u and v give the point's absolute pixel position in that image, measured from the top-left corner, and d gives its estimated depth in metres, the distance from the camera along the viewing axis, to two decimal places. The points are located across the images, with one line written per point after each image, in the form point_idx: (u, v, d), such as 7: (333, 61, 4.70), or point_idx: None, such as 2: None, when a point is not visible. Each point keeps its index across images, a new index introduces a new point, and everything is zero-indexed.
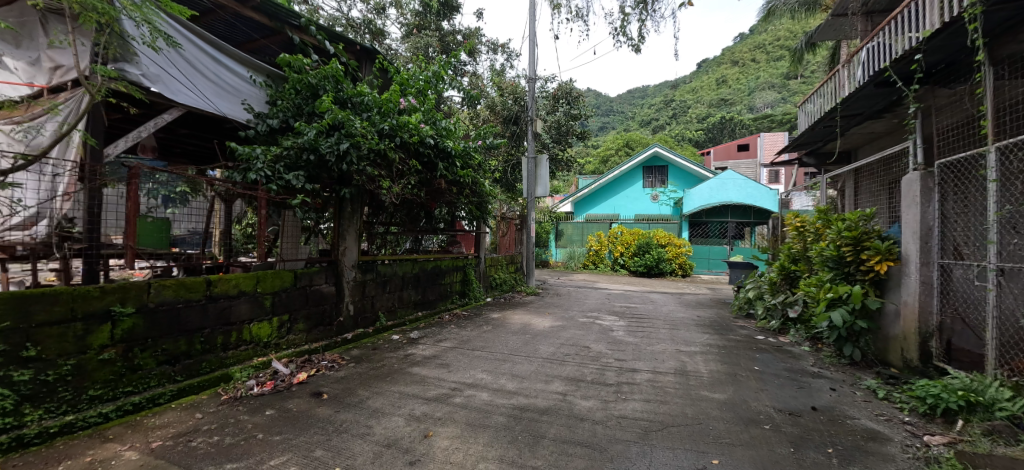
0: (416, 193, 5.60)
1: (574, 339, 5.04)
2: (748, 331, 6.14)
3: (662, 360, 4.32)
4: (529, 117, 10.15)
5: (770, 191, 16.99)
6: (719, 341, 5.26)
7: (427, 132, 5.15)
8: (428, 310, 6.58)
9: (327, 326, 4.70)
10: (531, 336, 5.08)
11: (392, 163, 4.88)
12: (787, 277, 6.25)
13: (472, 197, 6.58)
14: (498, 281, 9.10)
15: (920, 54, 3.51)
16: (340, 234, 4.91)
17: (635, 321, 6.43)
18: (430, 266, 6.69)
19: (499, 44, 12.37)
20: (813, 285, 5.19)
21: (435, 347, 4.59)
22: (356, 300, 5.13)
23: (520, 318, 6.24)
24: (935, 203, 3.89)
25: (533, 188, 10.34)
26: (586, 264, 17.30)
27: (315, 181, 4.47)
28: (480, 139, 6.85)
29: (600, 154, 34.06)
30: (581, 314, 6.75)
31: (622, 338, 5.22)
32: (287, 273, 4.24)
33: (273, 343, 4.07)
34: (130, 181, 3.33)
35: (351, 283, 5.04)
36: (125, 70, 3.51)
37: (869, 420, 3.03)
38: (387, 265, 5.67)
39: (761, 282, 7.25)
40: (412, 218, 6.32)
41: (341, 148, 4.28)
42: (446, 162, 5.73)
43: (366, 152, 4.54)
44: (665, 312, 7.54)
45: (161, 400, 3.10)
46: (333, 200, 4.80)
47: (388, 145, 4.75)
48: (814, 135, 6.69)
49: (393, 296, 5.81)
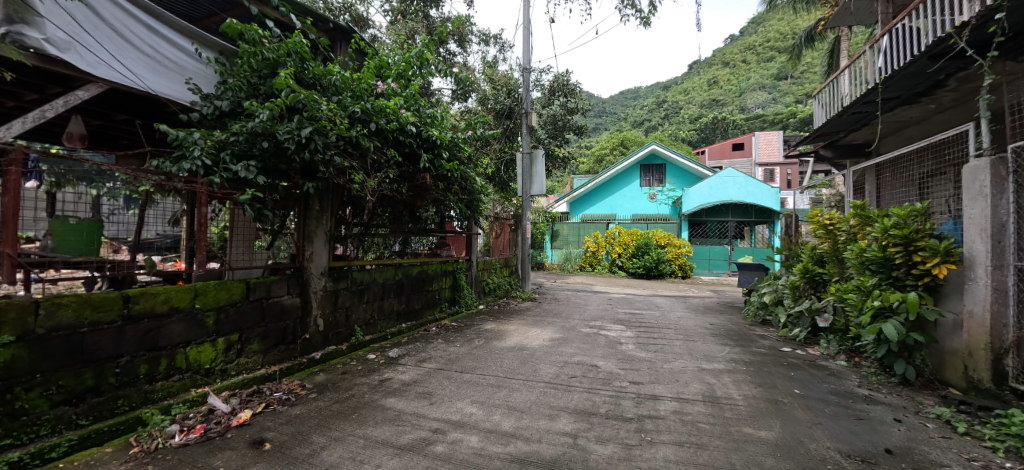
0: (396, 190, 4.91)
1: (580, 355, 4.37)
2: (770, 341, 5.51)
3: (685, 382, 3.67)
4: (523, 110, 9.52)
5: (771, 188, 16.38)
6: (744, 355, 4.62)
7: (408, 118, 4.46)
8: (414, 320, 5.89)
9: (290, 345, 3.99)
10: (529, 353, 4.41)
11: (366, 153, 4.19)
12: (811, 280, 5.66)
13: (461, 193, 5.89)
14: (491, 286, 8.42)
15: (1004, 12, 2.90)
16: (306, 236, 4.20)
17: (644, 330, 5.78)
18: (416, 271, 6.01)
19: (491, 35, 11.70)
20: (850, 290, 4.56)
21: (417, 368, 3.90)
22: (327, 313, 4.42)
23: (516, 329, 5.55)
24: (1011, 194, 3.28)
25: (528, 185, 9.69)
26: (583, 266, 16.65)
27: (273, 172, 3.74)
28: (470, 129, 6.18)
29: (595, 154, 33.56)
30: (583, 323, 6.09)
31: (633, 352, 4.57)
32: (236, 284, 3.52)
33: (218, 370, 3.36)
34: (10, 164, 2.44)
35: (321, 293, 4.33)
36: (23, 37, 2.83)
37: (962, 467, 2.38)
38: (365, 272, 4.96)
39: (780, 285, 6.63)
40: (395, 218, 5.64)
41: (303, 134, 3.58)
42: (431, 153, 5.04)
43: (332, 140, 3.84)
44: (674, 319, 6.91)
45: (52, 454, 2.40)
46: (297, 196, 4.08)
47: (361, 132, 4.07)
48: (837, 124, 6.09)
49: (372, 306, 5.11)
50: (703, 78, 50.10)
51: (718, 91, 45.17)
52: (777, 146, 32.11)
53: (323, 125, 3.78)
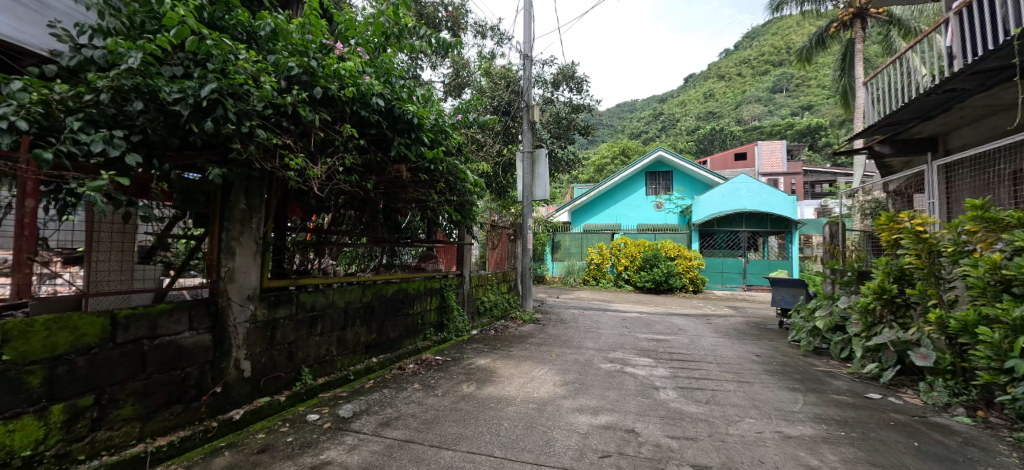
0: (358, 185, 3.69)
1: (608, 414, 3.12)
2: (846, 381, 4.28)
3: (776, 466, 2.42)
4: (525, 104, 8.43)
5: (789, 197, 15.47)
6: (830, 410, 3.38)
7: (371, 86, 3.26)
8: (388, 353, 4.64)
9: (192, 404, 2.75)
10: (537, 410, 3.16)
11: (311, 129, 3.01)
12: (891, 303, 4.46)
13: (447, 193, 4.68)
14: (487, 306, 7.18)
15: None
16: (224, 247, 2.97)
17: (681, 367, 4.54)
18: (393, 291, 4.78)
19: (488, 27, 10.60)
20: (974, 322, 3.37)
21: (374, 441, 2.64)
22: (255, 353, 3.18)
23: (516, 369, 4.30)
24: None
25: (530, 189, 8.53)
26: (587, 280, 15.37)
27: (161, 153, 2.53)
28: (461, 114, 5.00)
29: (595, 163, 32.53)
30: (602, 357, 4.84)
31: (679, 406, 3.33)
32: (90, 320, 2.30)
33: (50, 456, 2.14)
34: None
35: (247, 326, 3.10)
36: None
37: None
38: (317, 293, 3.72)
39: (838, 307, 5.43)
40: (364, 224, 4.42)
41: (203, 92, 2.39)
42: (406, 138, 3.81)
43: (255, 109, 2.66)
44: (709, 348, 5.67)
45: None
46: (211, 189, 2.87)
47: (302, 100, 2.90)
48: (911, 111, 5.00)
49: (327, 339, 3.85)
50: (703, 88, 49.57)
51: (716, 103, 44.55)
52: (781, 156, 31.21)
53: (238, 84, 2.60)
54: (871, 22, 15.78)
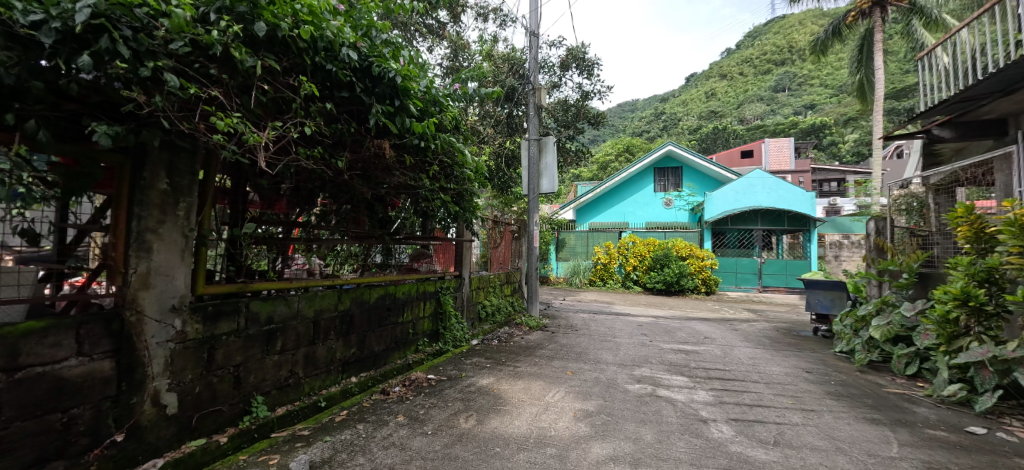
0: (325, 162, 2.93)
1: (652, 466, 2.33)
2: (929, 407, 3.50)
3: None
4: (531, 87, 7.67)
5: (807, 193, 14.53)
6: (938, 455, 2.59)
7: (337, 28, 2.48)
8: (371, 370, 3.87)
9: (80, 459, 1.99)
10: (558, 460, 2.37)
11: (252, 81, 2.26)
12: (981, 312, 3.67)
13: (440, 179, 3.90)
14: (489, 311, 6.40)
15: None
16: (135, 241, 2.18)
17: (725, 388, 3.75)
18: (379, 295, 4.00)
19: (490, 9, 9.80)
20: None
21: None
22: (184, 383, 2.39)
23: (525, 392, 3.52)
24: None
25: (536, 181, 7.76)
26: (593, 280, 14.56)
27: (23, 103, 1.74)
28: (458, 84, 4.18)
29: (598, 162, 31.76)
30: (627, 375, 4.04)
31: (742, 450, 2.54)
32: None
33: None
34: None
35: (170, 347, 2.31)
36: None
37: None
38: (276, 301, 2.94)
39: (901, 315, 4.63)
40: (340, 214, 3.63)
41: (77, 14, 1.63)
42: (387, 105, 3.01)
43: (164, 47, 1.90)
44: (747, 361, 4.88)
45: None
46: (111, 160, 2.09)
47: (236, 38, 2.14)
48: (999, 81, 4.35)
49: (290, 358, 3.06)
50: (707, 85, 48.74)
51: (721, 101, 43.66)
52: (789, 154, 30.39)
53: (137, 7, 1.83)
54: (892, 10, 14.93)
